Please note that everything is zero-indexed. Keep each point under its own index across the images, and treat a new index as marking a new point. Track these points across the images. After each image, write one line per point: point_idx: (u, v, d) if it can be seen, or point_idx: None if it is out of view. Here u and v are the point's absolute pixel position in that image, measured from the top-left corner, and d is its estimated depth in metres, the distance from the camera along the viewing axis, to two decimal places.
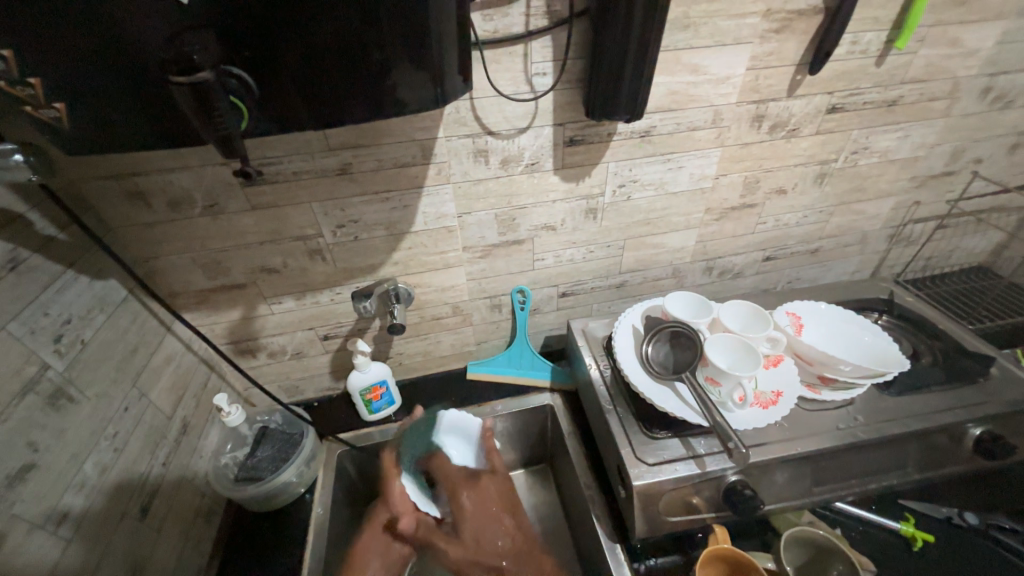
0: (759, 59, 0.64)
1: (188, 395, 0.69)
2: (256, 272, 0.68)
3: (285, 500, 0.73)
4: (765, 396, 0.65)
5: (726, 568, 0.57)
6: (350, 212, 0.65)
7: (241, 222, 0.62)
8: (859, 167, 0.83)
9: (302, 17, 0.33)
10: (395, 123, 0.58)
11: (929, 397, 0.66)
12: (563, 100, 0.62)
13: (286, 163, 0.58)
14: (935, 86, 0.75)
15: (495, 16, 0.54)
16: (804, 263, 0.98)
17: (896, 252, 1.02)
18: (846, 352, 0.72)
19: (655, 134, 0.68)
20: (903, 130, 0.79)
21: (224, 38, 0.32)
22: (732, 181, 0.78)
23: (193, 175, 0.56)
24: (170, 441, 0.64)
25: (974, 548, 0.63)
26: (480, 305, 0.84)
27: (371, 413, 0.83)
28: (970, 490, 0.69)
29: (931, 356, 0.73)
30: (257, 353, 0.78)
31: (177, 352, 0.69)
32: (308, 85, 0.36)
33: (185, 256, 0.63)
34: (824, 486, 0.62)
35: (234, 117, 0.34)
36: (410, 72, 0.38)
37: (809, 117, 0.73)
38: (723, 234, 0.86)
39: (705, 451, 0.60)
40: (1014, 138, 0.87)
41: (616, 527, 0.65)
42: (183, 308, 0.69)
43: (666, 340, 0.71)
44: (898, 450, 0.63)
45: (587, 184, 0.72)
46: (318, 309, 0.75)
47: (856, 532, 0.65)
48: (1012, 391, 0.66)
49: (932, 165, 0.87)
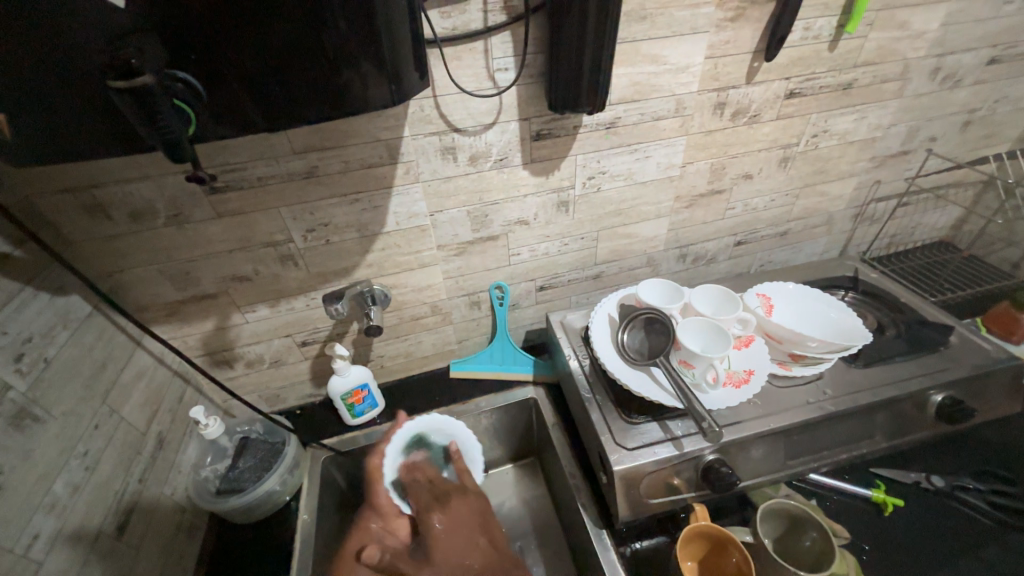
0: (716, 47, 0.66)
1: (163, 410, 0.68)
2: (226, 281, 0.67)
3: (270, 509, 0.72)
4: (738, 376, 0.67)
5: (708, 544, 0.59)
6: (319, 215, 0.64)
7: (207, 230, 0.61)
8: (820, 150, 0.85)
9: (248, 20, 0.32)
10: (359, 124, 0.57)
11: (894, 367, 0.68)
12: (526, 94, 0.63)
13: (250, 168, 0.57)
14: (887, 68, 0.78)
15: (452, 13, 0.54)
16: (775, 245, 1.01)
17: (861, 231, 1.05)
18: (814, 329, 0.74)
19: (620, 125, 0.69)
20: (860, 112, 0.82)
21: (169, 43, 0.32)
22: (700, 168, 0.80)
23: (155, 185, 0.55)
24: (145, 457, 0.63)
25: (940, 508, 0.66)
26: (459, 303, 0.85)
27: (354, 417, 0.82)
28: (935, 453, 0.72)
29: (894, 328, 0.76)
30: (234, 364, 0.76)
31: (149, 367, 0.68)
32: (258, 88, 0.36)
33: (151, 267, 0.62)
34: (798, 459, 0.64)
35: (178, 120, 0.34)
36: (365, 67, 0.37)
37: (768, 103, 0.75)
38: (694, 221, 0.88)
39: (682, 433, 0.61)
40: (965, 116, 0.90)
41: (600, 513, 0.66)
42: (153, 322, 0.68)
43: (641, 327, 0.72)
44: (866, 420, 0.65)
45: (557, 178, 0.73)
46: (294, 315, 0.74)
47: (830, 502, 0.67)
48: (970, 357, 0.69)
49: (890, 146, 0.90)
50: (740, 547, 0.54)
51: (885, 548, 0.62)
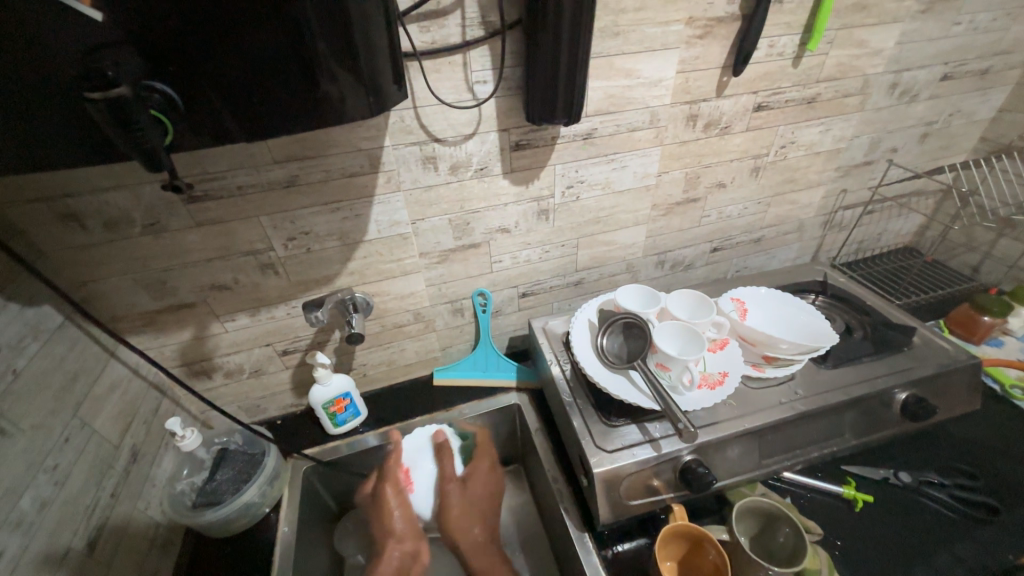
0: (687, 62, 0.69)
1: (138, 421, 0.67)
2: (205, 290, 0.66)
3: (249, 523, 0.71)
4: (712, 377, 0.69)
5: (686, 543, 0.60)
6: (300, 224, 0.64)
7: (186, 240, 0.61)
8: (789, 160, 0.89)
9: (225, 32, 0.33)
10: (340, 134, 0.58)
11: (861, 367, 0.71)
12: (505, 106, 0.65)
13: (230, 177, 0.57)
14: (849, 83, 0.82)
15: (431, 28, 0.55)
16: (749, 252, 1.04)
17: (831, 237, 1.09)
18: (786, 331, 0.77)
19: (596, 136, 0.72)
20: (824, 124, 0.86)
21: (143, 54, 0.33)
22: (675, 178, 0.82)
23: (131, 194, 0.55)
24: (119, 470, 0.62)
25: (907, 503, 0.69)
26: (442, 310, 0.85)
27: (336, 426, 0.82)
28: (902, 451, 0.75)
29: (861, 330, 0.80)
30: (213, 374, 0.75)
31: (123, 378, 0.66)
32: (233, 98, 0.36)
33: (127, 277, 0.61)
34: (772, 458, 0.66)
35: (156, 131, 0.35)
36: (346, 79, 0.39)
37: (738, 116, 0.79)
38: (671, 228, 0.91)
39: (660, 434, 0.63)
40: (923, 128, 0.95)
41: (582, 517, 0.67)
42: (128, 332, 0.66)
43: (619, 332, 0.74)
44: (836, 419, 0.67)
45: (536, 187, 0.75)
46: (274, 324, 0.74)
47: (803, 500, 0.69)
48: (931, 357, 0.73)
49: (854, 156, 0.94)
50: (716, 543, 0.56)
51: (856, 542, 0.64)
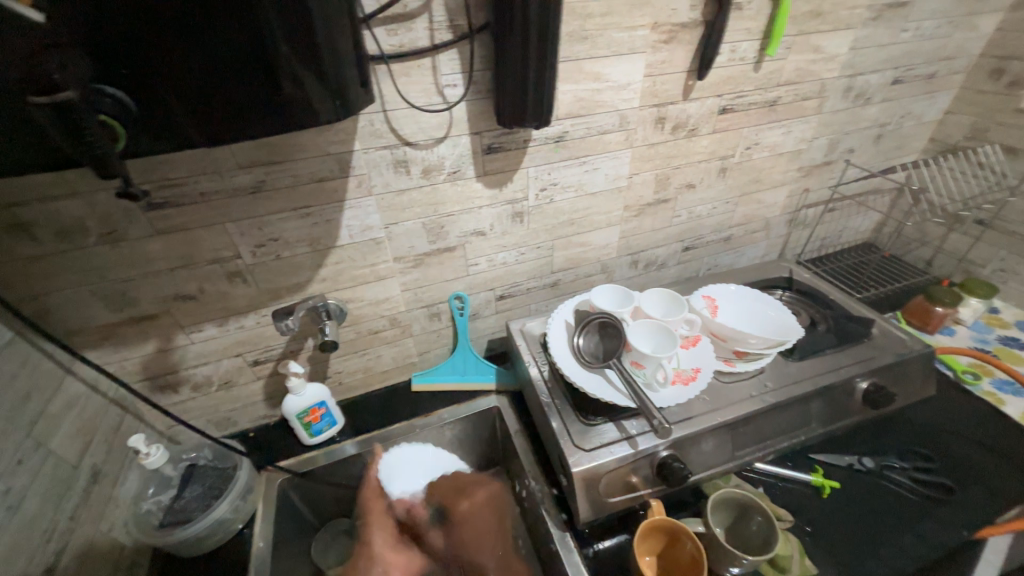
0: (654, 66, 0.71)
1: (98, 440, 0.64)
2: (169, 301, 0.64)
3: (221, 540, 0.68)
4: (686, 373, 0.70)
5: (663, 538, 0.61)
6: (268, 230, 0.63)
7: (147, 248, 0.58)
8: (754, 161, 0.92)
9: (187, 30, 0.32)
10: (308, 138, 0.57)
11: (825, 359, 0.74)
12: (475, 109, 0.65)
13: (192, 183, 0.55)
14: (807, 87, 0.86)
15: (399, 31, 0.55)
16: (719, 250, 1.07)
17: (796, 235, 1.14)
18: (754, 326, 0.80)
19: (568, 139, 0.73)
20: (786, 126, 0.90)
21: (92, 54, 0.31)
22: (645, 179, 0.84)
23: (85, 202, 0.53)
24: (78, 491, 0.59)
25: (871, 487, 0.72)
26: (419, 315, 0.85)
27: (312, 436, 0.80)
28: (865, 437, 0.78)
29: (825, 323, 0.83)
30: (179, 388, 0.73)
31: (81, 395, 0.63)
32: (190, 98, 0.35)
33: (83, 289, 0.59)
34: (744, 449, 0.67)
35: (106, 136, 0.34)
36: (312, 82, 0.38)
37: (704, 118, 0.81)
38: (643, 229, 0.93)
39: (636, 431, 0.64)
40: (877, 130, 1.00)
41: (563, 517, 0.67)
42: (85, 346, 0.63)
43: (595, 331, 0.75)
44: (803, 409, 0.70)
45: (510, 189, 0.75)
46: (244, 334, 0.72)
47: (775, 488, 0.72)
48: (889, 347, 0.76)
49: (815, 157, 0.99)
50: (692, 536, 0.57)
51: (824, 527, 0.67)
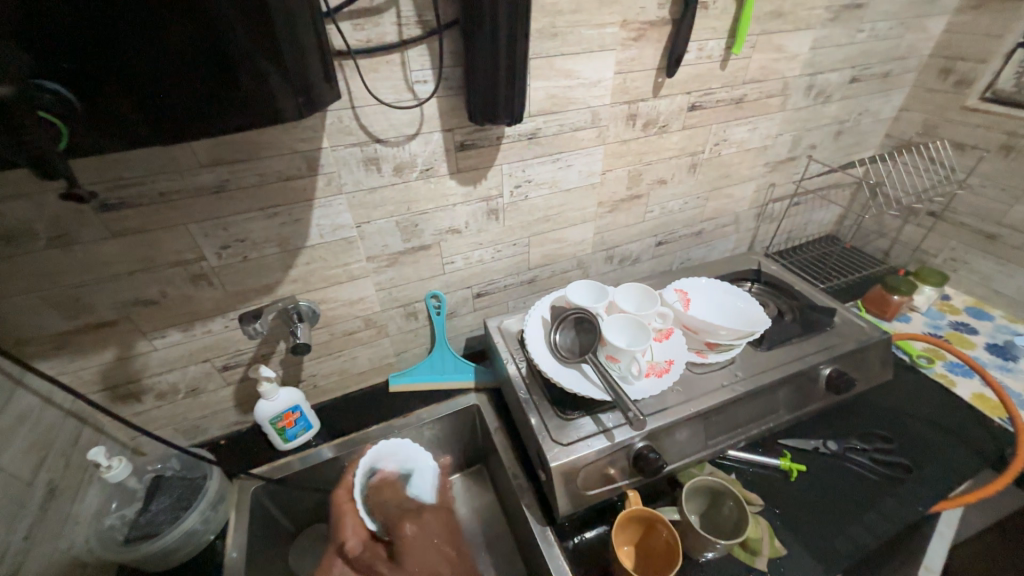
0: (624, 64, 0.72)
1: (54, 455, 0.60)
2: (128, 306, 0.61)
3: (192, 553, 0.66)
4: (659, 365, 0.72)
5: (641, 527, 0.62)
6: (234, 230, 0.61)
7: (102, 252, 0.56)
8: (722, 157, 0.95)
9: (133, 19, 0.30)
10: (274, 135, 0.56)
11: (792, 348, 0.77)
12: (447, 106, 0.64)
13: (150, 183, 0.53)
14: (771, 85, 0.88)
15: (366, 26, 0.54)
16: (692, 244, 1.10)
17: (764, 229, 1.18)
18: (725, 318, 0.82)
19: (541, 135, 0.73)
20: (752, 123, 0.92)
21: (31, 47, 0.29)
22: (618, 175, 0.85)
23: (32, 203, 0.50)
24: (32, 510, 0.55)
25: (835, 468, 0.75)
26: (395, 314, 0.83)
27: (286, 442, 0.78)
28: (830, 421, 0.82)
29: (791, 313, 0.86)
30: (142, 397, 0.70)
31: (34, 408, 0.59)
32: (143, 93, 0.33)
33: (32, 295, 0.55)
34: (716, 437, 0.70)
35: (49, 134, 0.32)
36: (276, 79, 0.37)
37: (674, 115, 0.83)
38: (618, 224, 0.94)
39: (613, 424, 0.65)
40: (837, 126, 1.05)
41: (544, 511, 0.68)
42: (36, 356, 0.60)
43: (571, 327, 0.77)
44: (771, 397, 0.73)
45: (484, 187, 0.75)
46: (211, 338, 0.69)
47: (746, 474, 0.74)
48: (850, 334, 0.80)
49: (780, 152, 1.02)
50: (668, 523, 0.59)
51: (793, 508, 0.70)
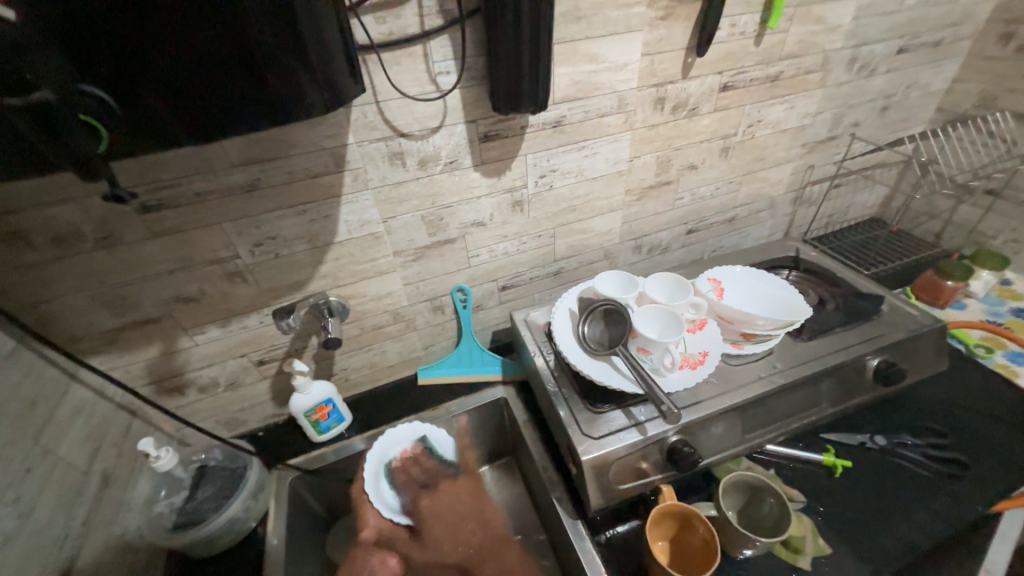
0: (651, 45, 0.69)
1: (106, 445, 0.64)
2: (170, 303, 0.64)
3: (233, 540, 0.69)
4: (693, 357, 0.69)
5: (675, 523, 0.61)
6: (265, 228, 0.62)
7: (144, 251, 0.58)
8: (756, 138, 0.90)
9: (166, 22, 0.31)
10: (301, 132, 0.56)
11: (835, 338, 0.73)
12: (470, 97, 0.63)
13: (187, 183, 0.55)
14: (810, 60, 0.83)
15: (387, 18, 0.53)
16: (724, 231, 1.05)
17: (801, 214, 1.12)
18: (761, 308, 0.79)
19: (566, 123, 0.71)
20: (789, 101, 0.87)
21: (72, 54, 0.30)
22: (646, 161, 0.83)
23: (79, 206, 0.52)
24: (89, 498, 0.59)
25: (883, 464, 0.71)
26: (422, 308, 0.84)
27: (320, 434, 0.80)
28: (877, 415, 0.78)
29: (833, 301, 0.82)
30: (186, 390, 0.73)
31: (87, 402, 0.63)
32: (175, 95, 0.34)
33: (83, 294, 0.58)
34: (754, 431, 0.67)
35: (87, 137, 0.33)
36: (301, 74, 0.38)
37: (704, 97, 0.79)
38: (646, 212, 0.91)
39: (645, 417, 0.63)
40: (882, 102, 0.98)
41: (574, 504, 0.67)
42: (90, 352, 0.63)
43: (600, 318, 0.74)
44: (813, 389, 0.69)
45: (509, 178, 0.74)
46: (248, 334, 0.72)
47: (786, 469, 0.71)
48: (900, 323, 0.75)
49: (819, 132, 0.96)
50: (704, 521, 0.57)
51: (837, 506, 0.67)
